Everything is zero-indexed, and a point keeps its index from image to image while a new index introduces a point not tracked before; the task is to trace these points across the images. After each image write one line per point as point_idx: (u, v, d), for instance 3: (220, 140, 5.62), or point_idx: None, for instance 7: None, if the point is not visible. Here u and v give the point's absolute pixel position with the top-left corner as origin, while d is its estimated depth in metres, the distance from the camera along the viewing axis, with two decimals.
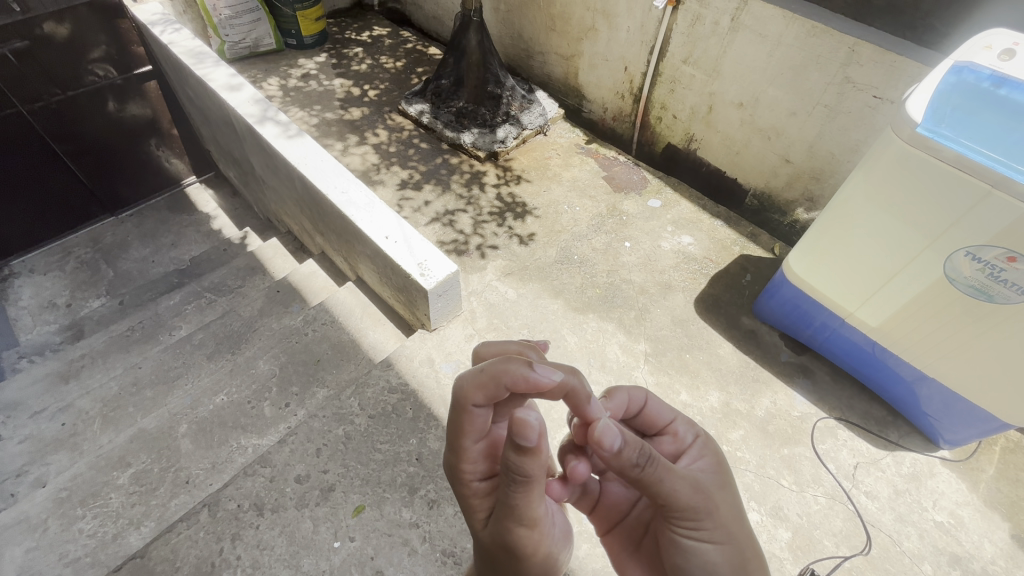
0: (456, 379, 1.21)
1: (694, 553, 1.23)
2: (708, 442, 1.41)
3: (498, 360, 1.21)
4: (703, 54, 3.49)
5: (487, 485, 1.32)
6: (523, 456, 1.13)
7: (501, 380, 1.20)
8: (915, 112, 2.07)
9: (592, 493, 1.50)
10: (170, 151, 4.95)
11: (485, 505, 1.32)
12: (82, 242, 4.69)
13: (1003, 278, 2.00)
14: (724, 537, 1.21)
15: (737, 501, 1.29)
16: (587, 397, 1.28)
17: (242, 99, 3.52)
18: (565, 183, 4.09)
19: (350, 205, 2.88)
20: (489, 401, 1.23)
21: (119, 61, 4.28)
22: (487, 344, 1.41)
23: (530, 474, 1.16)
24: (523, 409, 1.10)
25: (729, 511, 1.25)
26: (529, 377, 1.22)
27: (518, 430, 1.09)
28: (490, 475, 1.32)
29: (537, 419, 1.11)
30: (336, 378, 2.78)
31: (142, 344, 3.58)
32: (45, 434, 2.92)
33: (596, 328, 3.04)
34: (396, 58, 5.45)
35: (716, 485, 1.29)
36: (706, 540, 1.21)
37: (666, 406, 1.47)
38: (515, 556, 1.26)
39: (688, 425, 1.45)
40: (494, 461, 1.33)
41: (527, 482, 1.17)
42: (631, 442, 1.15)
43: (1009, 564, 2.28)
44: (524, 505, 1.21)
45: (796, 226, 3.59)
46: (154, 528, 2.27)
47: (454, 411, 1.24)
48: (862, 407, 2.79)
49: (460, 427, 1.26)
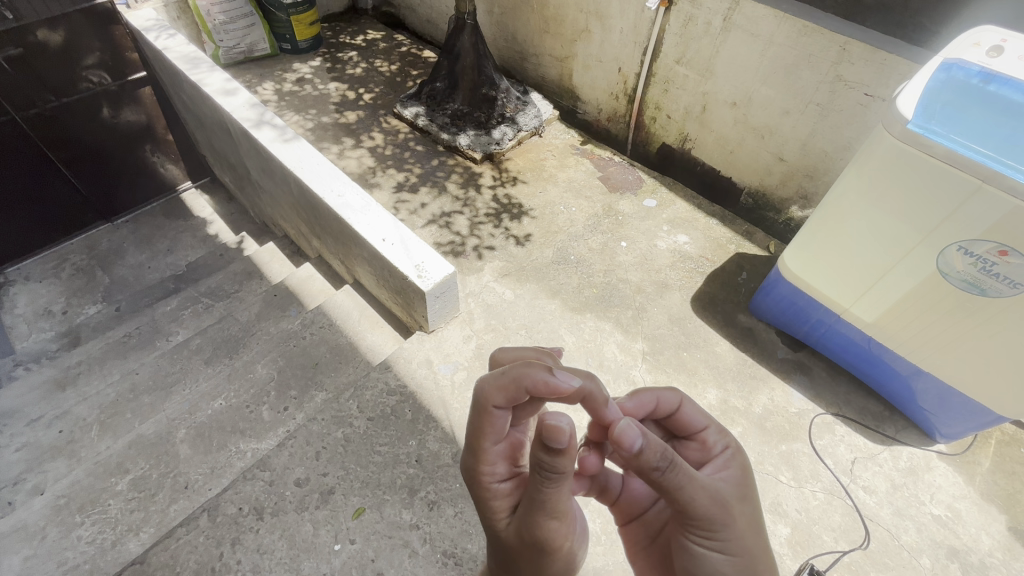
0: (477, 381, 1.22)
1: (702, 559, 1.24)
2: (737, 454, 1.38)
3: (519, 363, 1.22)
4: (696, 54, 3.51)
5: (508, 485, 1.32)
6: (555, 456, 1.12)
7: (523, 383, 1.21)
8: (905, 108, 2.09)
9: (613, 490, 1.49)
10: (165, 157, 4.96)
11: (505, 505, 1.32)
12: (78, 248, 4.68)
13: (995, 272, 2.03)
14: (738, 549, 1.21)
15: (755, 512, 1.28)
16: (604, 402, 1.29)
17: (238, 104, 3.52)
18: (561, 184, 4.11)
19: (346, 208, 2.88)
20: (509, 403, 1.24)
21: (114, 67, 4.28)
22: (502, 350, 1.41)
23: (563, 470, 1.15)
24: (553, 414, 1.09)
25: (746, 522, 1.24)
26: (549, 382, 1.23)
27: (550, 434, 1.09)
28: (511, 476, 1.33)
29: (569, 422, 1.09)
30: (335, 381, 2.78)
31: (139, 350, 3.58)
32: (42, 442, 2.90)
33: (593, 328, 3.06)
34: (390, 61, 5.46)
35: (737, 498, 1.26)
36: (717, 550, 1.22)
37: (699, 412, 1.45)
38: (543, 548, 1.25)
39: (720, 434, 1.43)
40: (513, 463, 1.34)
41: (559, 478, 1.16)
42: (655, 446, 1.15)
43: (1007, 556, 2.30)
44: (554, 499, 1.20)
45: (790, 224, 3.61)
46: (153, 534, 2.26)
47: (474, 413, 1.25)
48: (858, 402, 2.81)
49: (480, 430, 1.26)
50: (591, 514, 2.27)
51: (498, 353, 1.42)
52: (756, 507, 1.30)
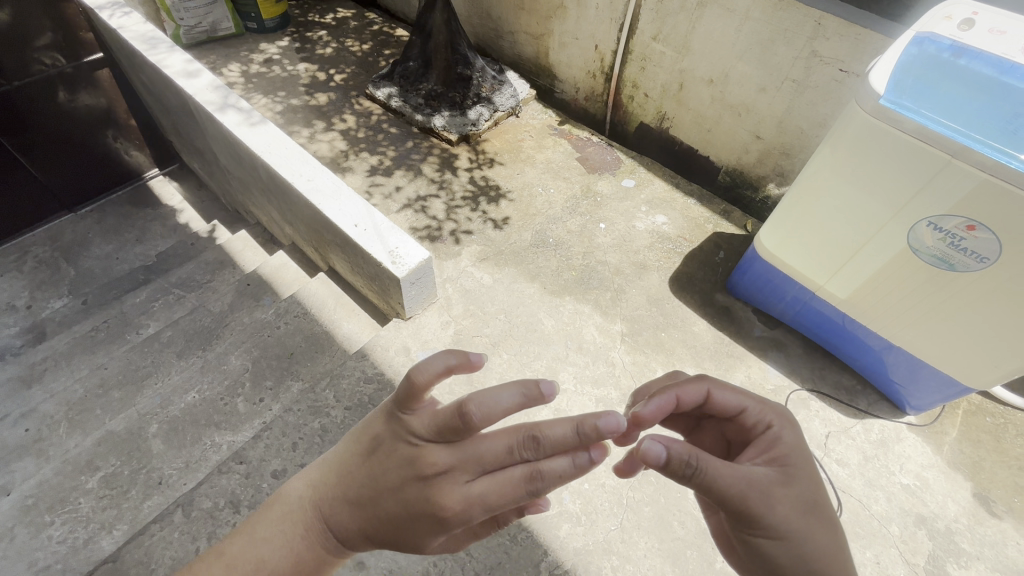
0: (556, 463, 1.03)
1: (762, 557, 1.09)
2: (785, 430, 1.21)
3: (586, 458, 1.04)
4: (672, 30, 3.46)
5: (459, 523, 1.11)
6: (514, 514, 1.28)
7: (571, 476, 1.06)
8: (878, 83, 2.07)
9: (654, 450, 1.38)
10: (129, 143, 4.77)
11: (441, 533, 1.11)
12: (40, 240, 4.49)
13: (963, 247, 2.06)
14: (784, 533, 1.07)
15: (813, 494, 1.13)
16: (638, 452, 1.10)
17: (199, 86, 3.38)
18: (539, 165, 4.05)
19: (316, 192, 2.80)
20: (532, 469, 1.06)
21: (68, 48, 4.07)
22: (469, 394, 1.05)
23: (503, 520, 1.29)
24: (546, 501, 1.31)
25: (797, 508, 1.09)
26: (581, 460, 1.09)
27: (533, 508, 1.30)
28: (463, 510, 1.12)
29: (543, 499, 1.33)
30: (311, 370, 2.73)
31: (108, 343, 3.49)
32: (9, 442, 2.80)
33: (572, 310, 3.05)
34: (362, 40, 5.29)
35: (778, 482, 1.11)
36: (768, 539, 1.08)
37: (731, 395, 1.29)
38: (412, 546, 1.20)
39: (758, 410, 1.26)
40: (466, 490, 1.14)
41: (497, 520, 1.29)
42: (672, 447, 1.08)
43: (972, 521, 2.38)
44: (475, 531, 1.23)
45: (767, 201, 3.62)
46: (127, 531, 2.21)
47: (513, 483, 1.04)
48: (833, 377, 2.85)
49: (501, 496, 1.04)
50: (570, 495, 2.29)
51: (474, 402, 1.02)
52: (812, 485, 1.14)
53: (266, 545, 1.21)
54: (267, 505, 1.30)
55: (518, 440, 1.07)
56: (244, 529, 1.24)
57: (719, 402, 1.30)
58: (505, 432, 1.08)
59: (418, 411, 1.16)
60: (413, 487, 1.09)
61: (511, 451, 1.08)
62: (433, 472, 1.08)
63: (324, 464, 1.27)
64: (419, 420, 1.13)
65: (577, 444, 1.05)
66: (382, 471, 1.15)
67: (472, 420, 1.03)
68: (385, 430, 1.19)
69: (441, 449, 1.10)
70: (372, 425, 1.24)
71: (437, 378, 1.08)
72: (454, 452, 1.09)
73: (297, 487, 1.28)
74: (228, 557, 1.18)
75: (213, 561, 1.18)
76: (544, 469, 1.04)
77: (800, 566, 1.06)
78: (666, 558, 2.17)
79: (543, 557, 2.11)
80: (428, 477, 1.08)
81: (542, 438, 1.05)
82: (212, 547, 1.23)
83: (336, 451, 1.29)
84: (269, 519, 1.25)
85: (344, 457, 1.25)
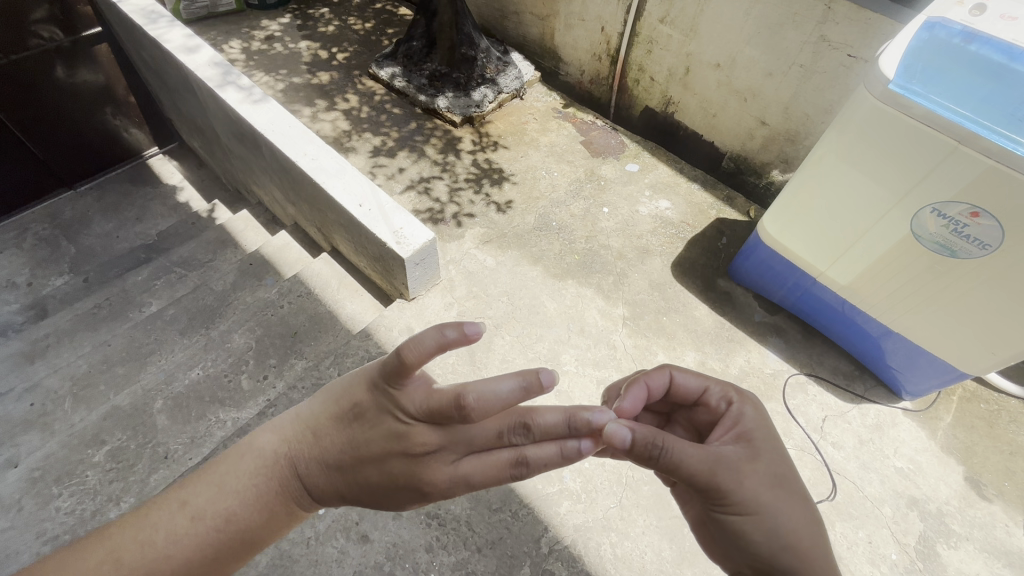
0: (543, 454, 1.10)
1: (736, 534, 1.11)
2: (746, 407, 1.27)
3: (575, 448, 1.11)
4: (681, 13, 3.42)
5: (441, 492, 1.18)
6: None
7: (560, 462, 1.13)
8: (887, 68, 2.07)
9: None
10: (128, 120, 4.72)
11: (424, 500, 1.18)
12: (39, 217, 4.47)
13: (967, 233, 2.07)
14: (754, 506, 1.09)
15: (780, 467, 1.16)
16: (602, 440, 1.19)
17: (200, 62, 3.34)
18: (542, 148, 4.03)
19: (320, 171, 2.79)
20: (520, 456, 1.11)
21: (65, 22, 3.99)
22: (467, 382, 1.03)
23: None
24: None
25: (766, 481, 1.12)
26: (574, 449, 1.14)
27: None
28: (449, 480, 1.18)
29: None
30: (315, 349, 2.74)
31: (110, 321, 3.49)
32: (13, 416, 2.82)
33: (574, 294, 3.06)
34: (365, 19, 5.22)
35: (745, 459, 1.14)
36: (737, 514, 1.10)
37: (693, 377, 1.37)
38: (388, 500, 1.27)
39: (721, 389, 1.34)
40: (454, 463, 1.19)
41: None
42: (638, 431, 1.11)
43: (962, 504, 2.43)
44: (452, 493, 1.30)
45: (771, 187, 3.61)
46: (133, 503, 2.24)
47: (500, 466, 1.11)
48: (831, 363, 2.89)
49: (487, 475, 1.11)
50: (571, 474, 2.33)
51: (472, 391, 1.01)
52: (776, 457, 1.18)
53: (235, 498, 1.19)
54: (235, 454, 1.25)
55: (508, 425, 1.12)
56: (208, 478, 1.21)
57: (683, 387, 1.39)
58: (496, 416, 1.13)
59: (409, 388, 1.09)
60: (398, 462, 1.11)
61: (502, 435, 1.13)
62: (422, 451, 1.10)
63: (299, 420, 1.24)
64: (409, 398, 1.08)
65: (567, 433, 1.11)
66: (365, 439, 1.14)
67: (468, 409, 1.02)
68: (369, 399, 1.15)
69: (429, 430, 1.10)
70: (353, 390, 1.19)
71: (431, 356, 1.00)
72: (443, 433, 1.10)
73: (269, 440, 1.24)
74: (193, 508, 1.17)
75: (178, 512, 1.16)
76: (531, 456, 1.10)
77: (773, 537, 1.08)
78: (665, 535, 2.21)
79: (544, 532, 2.16)
80: (417, 455, 1.10)
81: (534, 424, 1.11)
82: (176, 493, 1.20)
83: (313, 406, 1.25)
84: (238, 471, 1.22)
85: (320, 418, 1.21)
